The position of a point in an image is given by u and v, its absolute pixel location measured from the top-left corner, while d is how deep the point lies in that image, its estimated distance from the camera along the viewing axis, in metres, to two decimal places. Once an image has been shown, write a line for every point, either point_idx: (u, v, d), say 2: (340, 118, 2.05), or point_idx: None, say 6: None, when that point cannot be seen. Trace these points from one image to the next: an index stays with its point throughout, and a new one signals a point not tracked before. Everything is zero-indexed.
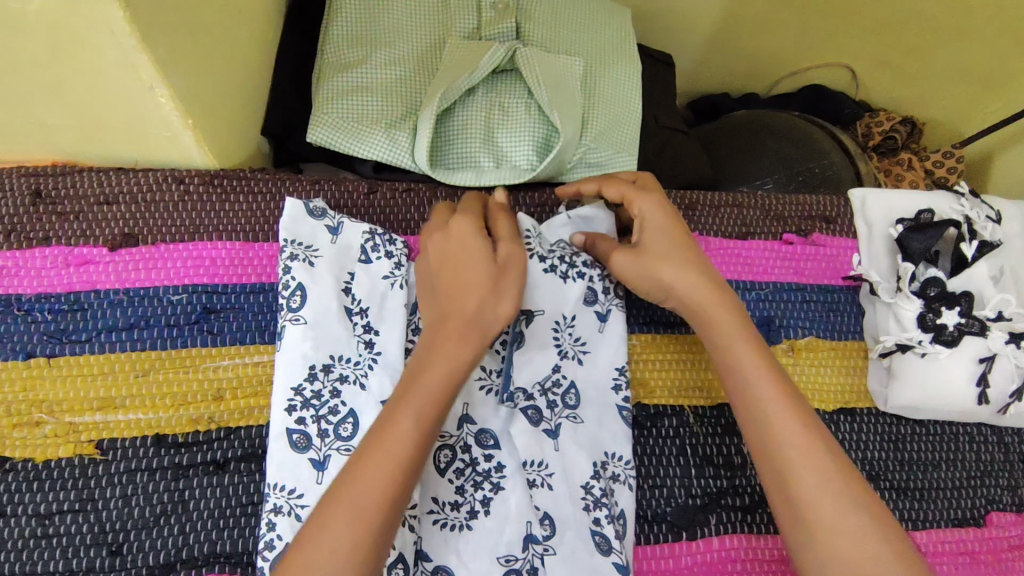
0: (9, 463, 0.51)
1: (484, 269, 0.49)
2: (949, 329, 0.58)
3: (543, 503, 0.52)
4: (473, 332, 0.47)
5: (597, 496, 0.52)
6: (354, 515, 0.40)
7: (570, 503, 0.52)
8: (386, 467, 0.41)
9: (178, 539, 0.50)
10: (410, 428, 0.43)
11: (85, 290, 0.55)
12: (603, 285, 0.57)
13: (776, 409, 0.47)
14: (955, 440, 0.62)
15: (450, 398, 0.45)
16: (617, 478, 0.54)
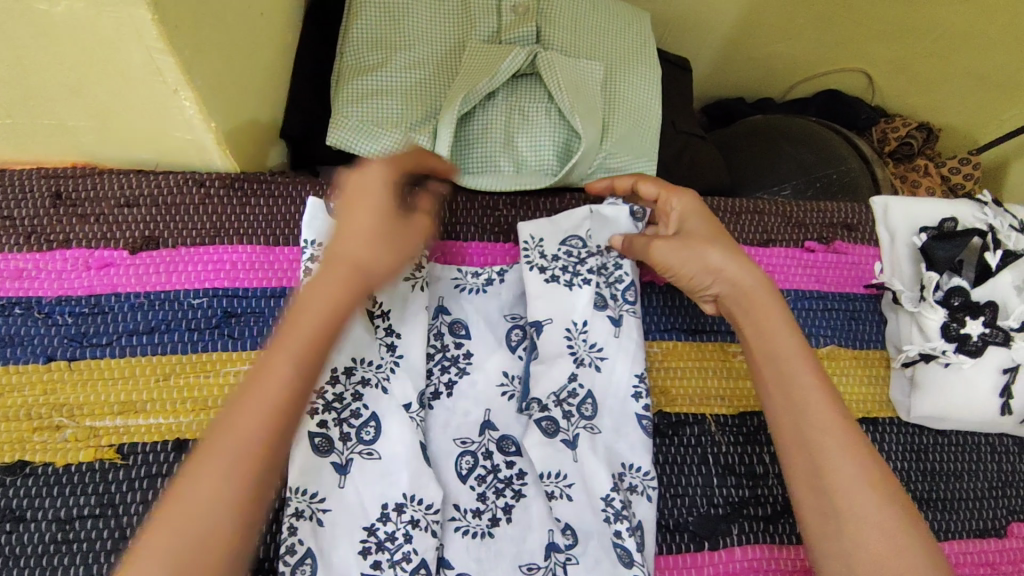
0: (29, 467, 0.50)
1: (382, 219, 0.48)
2: (973, 338, 0.58)
3: (564, 513, 0.51)
4: (352, 280, 0.45)
5: (618, 508, 0.50)
6: (236, 455, 0.38)
7: (590, 513, 0.51)
8: (262, 410, 0.40)
9: None
10: (284, 378, 0.41)
11: (105, 293, 0.55)
12: (610, 292, 0.57)
13: (815, 401, 0.47)
14: (977, 450, 0.62)
15: (330, 338, 0.44)
16: (635, 489, 0.52)
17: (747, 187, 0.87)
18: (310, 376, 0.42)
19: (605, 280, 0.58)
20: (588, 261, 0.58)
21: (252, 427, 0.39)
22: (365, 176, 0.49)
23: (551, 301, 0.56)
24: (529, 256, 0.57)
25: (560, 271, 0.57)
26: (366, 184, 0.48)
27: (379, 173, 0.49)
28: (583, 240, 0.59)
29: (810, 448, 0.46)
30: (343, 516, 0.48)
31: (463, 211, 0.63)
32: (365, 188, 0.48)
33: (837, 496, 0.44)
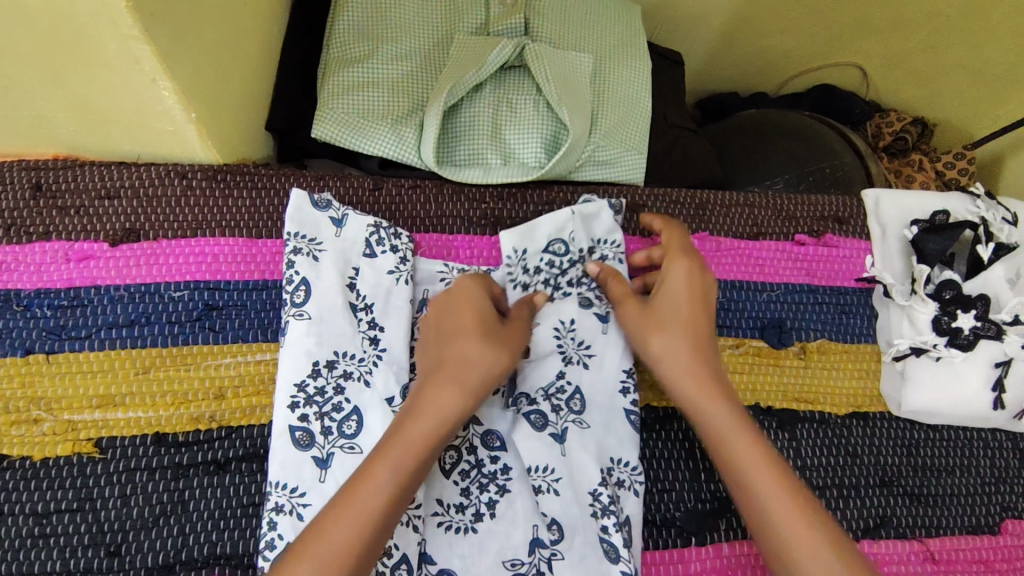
0: (7, 461, 0.49)
1: (480, 322, 0.50)
2: (965, 332, 0.57)
3: (550, 509, 0.50)
4: (463, 381, 0.47)
5: (605, 503, 0.50)
6: (332, 550, 0.40)
7: (577, 508, 0.50)
8: (358, 518, 0.41)
9: (178, 540, 0.48)
10: (387, 478, 0.43)
11: (85, 286, 0.54)
12: (595, 294, 0.57)
13: (775, 506, 0.45)
14: (969, 446, 0.60)
15: (431, 449, 0.45)
16: (623, 484, 0.52)
17: (739, 180, 0.86)
18: (411, 483, 0.43)
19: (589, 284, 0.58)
20: (569, 272, 0.58)
21: (353, 526, 0.41)
22: (467, 289, 0.52)
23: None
24: (513, 274, 0.57)
25: (541, 284, 0.57)
26: (464, 292, 0.51)
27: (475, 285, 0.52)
28: (566, 246, 0.58)
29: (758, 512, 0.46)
30: None
31: (449, 204, 0.62)
32: (462, 298, 0.51)
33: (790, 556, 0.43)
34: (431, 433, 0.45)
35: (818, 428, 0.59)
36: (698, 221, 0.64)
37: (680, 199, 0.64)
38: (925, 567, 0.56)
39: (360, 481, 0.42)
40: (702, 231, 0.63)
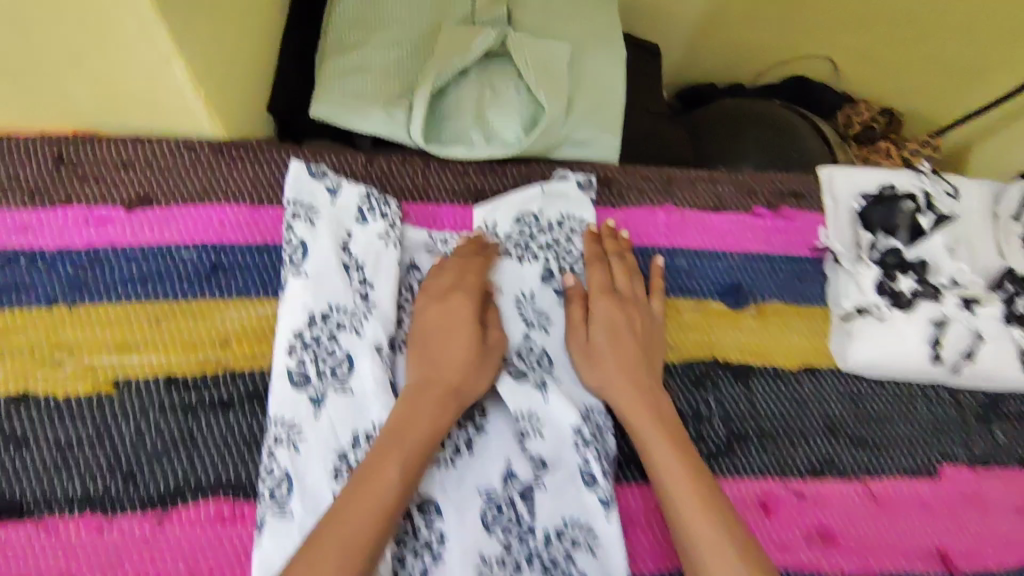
0: (32, 398, 0.54)
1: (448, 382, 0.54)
2: (906, 294, 0.63)
3: (537, 450, 0.55)
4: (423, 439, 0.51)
5: (588, 437, 0.55)
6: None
7: (562, 446, 0.56)
8: (337, 546, 0.44)
9: (188, 470, 0.53)
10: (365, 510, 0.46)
11: (104, 246, 0.60)
12: (559, 265, 0.63)
13: (681, 485, 0.52)
14: (912, 399, 0.65)
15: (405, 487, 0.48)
16: (603, 427, 0.57)
17: (710, 164, 0.92)
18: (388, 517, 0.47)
19: (556, 254, 0.63)
20: (540, 237, 0.63)
21: (341, 551, 0.44)
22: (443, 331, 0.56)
23: (503, 272, 0.61)
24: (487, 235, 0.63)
25: (513, 245, 0.63)
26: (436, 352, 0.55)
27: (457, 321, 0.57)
28: (536, 217, 0.64)
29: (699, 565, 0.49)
30: (318, 442, 0.54)
31: (436, 177, 0.67)
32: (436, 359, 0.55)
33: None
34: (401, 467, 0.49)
35: (771, 380, 0.64)
36: (664, 195, 0.69)
37: (649, 174, 0.71)
38: (865, 504, 0.61)
39: (322, 549, 0.44)
40: (669, 203, 0.69)
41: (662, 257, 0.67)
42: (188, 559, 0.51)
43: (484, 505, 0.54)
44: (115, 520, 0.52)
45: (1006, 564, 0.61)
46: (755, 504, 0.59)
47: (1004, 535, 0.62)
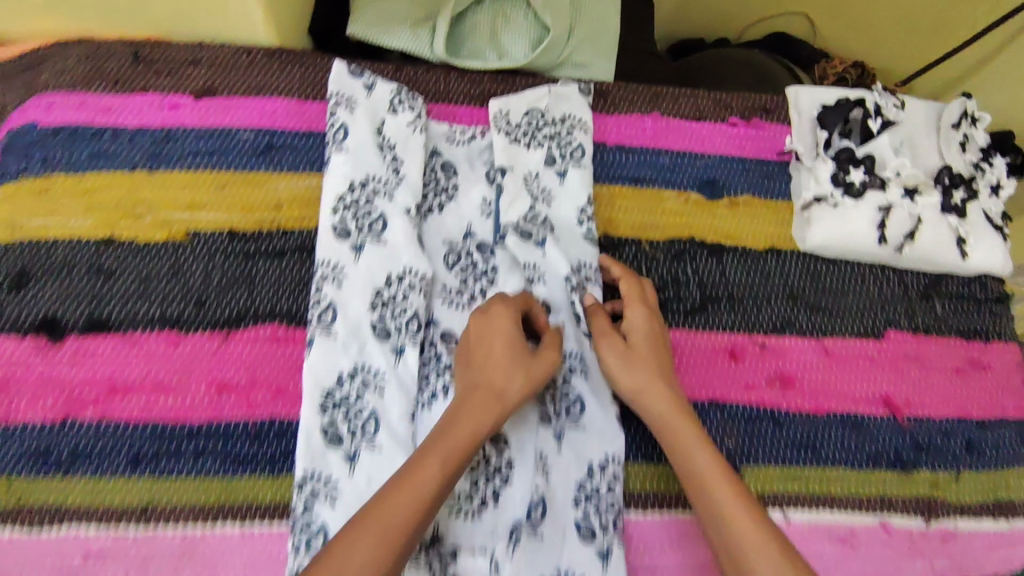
0: (118, 241, 0.65)
1: (511, 347, 0.59)
2: (856, 184, 0.74)
3: (541, 293, 0.67)
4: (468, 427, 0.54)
5: (577, 283, 0.67)
6: (384, 533, 0.47)
7: (560, 291, 0.68)
8: (379, 528, 0.48)
9: (248, 301, 0.64)
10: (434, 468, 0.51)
11: (175, 126, 0.70)
12: (560, 153, 0.74)
13: (712, 476, 0.56)
14: (862, 276, 0.76)
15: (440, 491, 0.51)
16: (593, 279, 0.69)
17: None
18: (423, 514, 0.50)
19: (557, 144, 0.74)
20: (544, 129, 0.74)
21: (384, 523, 0.48)
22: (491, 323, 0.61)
23: (513, 154, 0.72)
24: (500, 125, 0.73)
25: (521, 135, 0.73)
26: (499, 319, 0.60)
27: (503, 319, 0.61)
28: (542, 112, 0.75)
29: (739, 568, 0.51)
30: (357, 281, 0.65)
31: (455, 84, 0.78)
32: (496, 324, 0.60)
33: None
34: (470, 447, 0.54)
35: (740, 257, 0.74)
36: (650, 105, 0.80)
37: (637, 90, 0.81)
38: (817, 357, 0.71)
39: (370, 522, 0.48)
40: (655, 113, 0.80)
41: (648, 155, 0.77)
42: (248, 368, 0.62)
43: None
44: (187, 337, 0.62)
45: (942, 414, 0.71)
46: (724, 352, 0.70)
47: (941, 391, 0.72)
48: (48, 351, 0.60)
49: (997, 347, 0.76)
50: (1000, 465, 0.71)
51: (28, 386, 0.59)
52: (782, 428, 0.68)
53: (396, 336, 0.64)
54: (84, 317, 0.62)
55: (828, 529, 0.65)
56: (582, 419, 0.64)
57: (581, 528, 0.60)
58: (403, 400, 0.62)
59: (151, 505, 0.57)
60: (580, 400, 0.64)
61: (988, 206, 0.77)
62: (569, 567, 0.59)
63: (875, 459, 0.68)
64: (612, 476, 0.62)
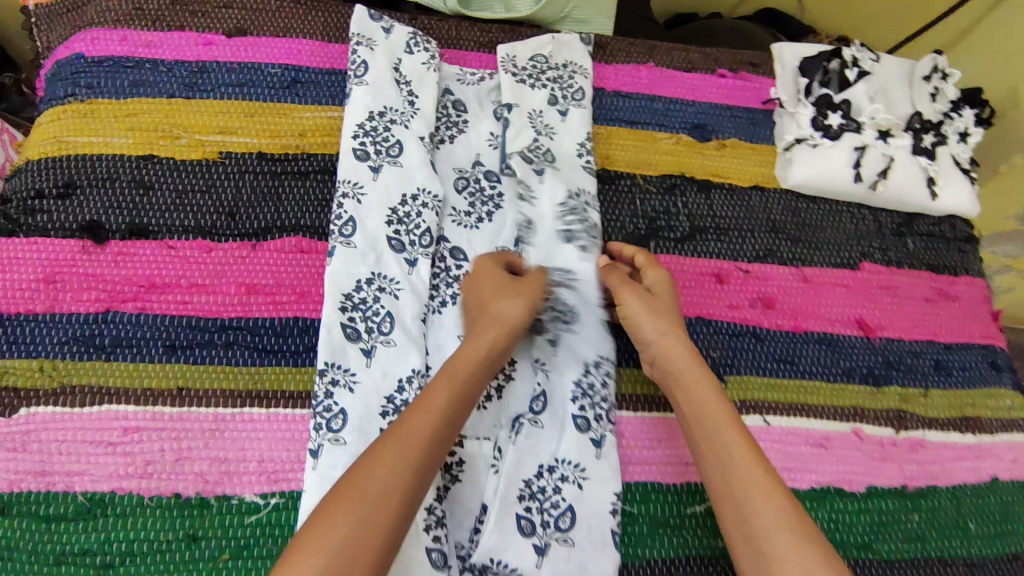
0: (157, 159, 0.71)
1: (498, 286, 0.66)
2: (834, 127, 0.80)
3: (527, 212, 0.73)
4: (450, 379, 0.57)
5: (568, 207, 0.73)
6: (387, 485, 0.49)
7: (549, 213, 0.73)
8: (382, 479, 0.49)
9: (275, 215, 0.70)
10: (444, 386, 0.56)
11: (209, 60, 0.76)
12: (562, 94, 0.80)
13: (727, 432, 0.58)
14: (840, 214, 0.82)
15: (436, 443, 0.53)
16: (586, 203, 0.74)
17: None
18: (424, 466, 0.52)
19: (560, 87, 0.80)
20: (548, 73, 0.80)
21: (387, 478, 0.49)
22: (483, 274, 0.67)
23: (518, 93, 0.78)
24: (507, 67, 0.79)
25: (527, 76, 0.79)
26: (483, 267, 0.68)
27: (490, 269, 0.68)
28: (546, 58, 0.81)
29: (737, 501, 0.54)
30: (375, 198, 0.70)
31: (466, 32, 0.84)
32: (481, 272, 0.68)
33: (765, 543, 0.51)
34: (471, 365, 0.59)
35: (728, 194, 0.80)
36: (646, 57, 0.86)
37: (634, 43, 0.87)
38: (798, 283, 0.77)
39: (374, 476, 0.49)
40: (650, 63, 0.86)
41: (643, 100, 0.84)
42: (274, 273, 0.68)
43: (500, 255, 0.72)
44: (219, 245, 0.68)
45: (913, 337, 0.77)
46: (712, 276, 0.76)
47: (912, 317, 0.78)
48: (92, 252, 0.66)
49: (964, 281, 0.82)
50: (966, 385, 0.77)
51: (73, 281, 0.65)
52: (763, 343, 0.74)
53: (409, 249, 0.70)
54: (125, 224, 0.68)
55: (807, 433, 0.70)
56: (574, 324, 0.69)
57: (578, 420, 0.65)
58: (417, 304, 0.68)
59: (185, 387, 0.63)
60: (570, 309, 0.70)
61: (956, 151, 0.83)
62: (567, 454, 0.64)
63: (849, 373, 0.74)
64: (605, 373, 0.67)
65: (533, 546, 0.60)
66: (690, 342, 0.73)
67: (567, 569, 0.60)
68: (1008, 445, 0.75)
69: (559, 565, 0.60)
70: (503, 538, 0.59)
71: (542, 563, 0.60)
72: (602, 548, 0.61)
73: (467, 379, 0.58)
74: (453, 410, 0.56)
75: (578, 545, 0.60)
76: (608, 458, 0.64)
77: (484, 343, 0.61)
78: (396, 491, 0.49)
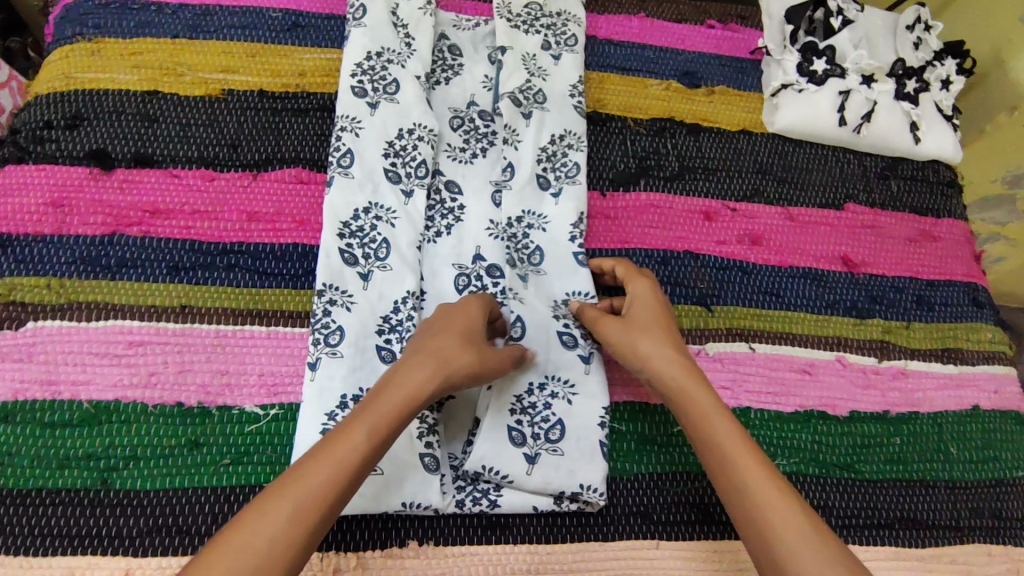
0: (162, 95, 0.73)
1: (467, 329, 0.57)
2: (818, 72, 0.82)
3: (510, 156, 0.74)
4: (381, 425, 0.49)
5: (549, 154, 0.75)
6: (265, 550, 0.41)
7: (532, 153, 0.74)
8: (258, 538, 0.41)
9: (275, 148, 0.73)
10: (360, 437, 0.47)
11: (213, 4, 0.78)
12: (555, 40, 0.81)
13: (737, 452, 0.53)
14: (826, 158, 0.84)
15: (335, 503, 0.45)
16: (571, 146, 0.76)
17: None
18: (312, 529, 0.43)
19: (554, 32, 0.81)
20: (542, 19, 0.81)
21: (266, 538, 0.41)
22: (462, 309, 0.59)
23: (513, 37, 0.79)
24: (502, 14, 0.80)
25: (521, 22, 0.80)
26: (465, 306, 0.60)
27: (472, 308, 0.60)
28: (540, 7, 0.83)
29: (765, 542, 0.48)
30: (373, 132, 0.72)
31: None
32: (459, 310, 0.59)
33: None
34: (404, 408, 0.50)
35: (716, 137, 0.83)
36: (637, 9, 0.88)
37: None
38: (784, 221, 0.79)
39: (254, 535, 0.41)
40: (641, 14, 0.88)
41: (635, 49, 0.86)
42: (274, 202, 0.70)
43: (492, 188, 0.74)
44: (221, 175, 0.71)
45: (896, 273, 0.79)
46: (701, 213, 0.78)
47: (896, 255, 0.80)
48: (99, 178, 0.69)
49: (947, 223, 0.84)
50: (949, 320, 0.79)
51: (81, 205, 0.67)
52: (750, 276, 0.76)
53: (406, 180, 0.71)
54: (131, 153, 0.70)
55: (791, 360, 0.73)
56: (543, 266, 0.70)
57: (565, 337, 0.67)
58: (412, 231, 0.69)
59: (188, 305, 0.65)
60: (539, 250, 0.71)
61: (940, 98, 0.85)
62: (557, 370, 0.65)
63: (833, 306, 0.76)
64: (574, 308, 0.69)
65: (524, 455, 0.62)
66: (678, 274, 0.75)
67: (556, 476, 0.62)
68: (988, 376, 0.77)
69: (549, 473, 0.62)
70: (495, 446, 0.61)
71: (532, 470, 0.62)
72: (591, 457, 0.63)
73: (396, 429, 0.50)
74: (368, 467, 0.48)
75: (567, 454, 0.63)
76: (596, 374, 0.66)
77: (429, 383, 0.52)
78: (269, 568, 0.40)
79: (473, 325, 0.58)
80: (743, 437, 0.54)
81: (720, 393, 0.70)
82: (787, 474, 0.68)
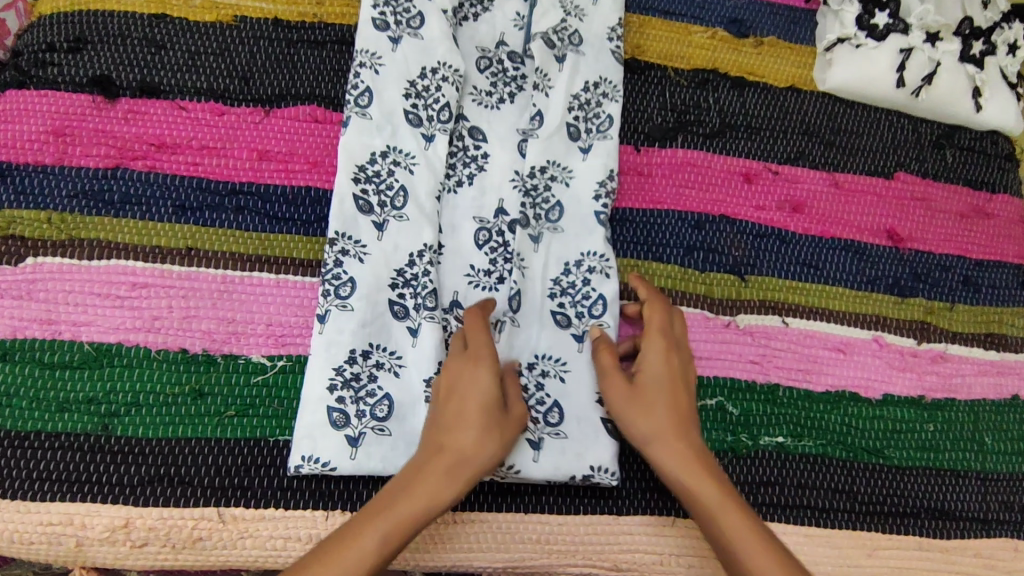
0: (168, 19, 0.68)
1: (485, 410, 0.53)
2: (879, 27, 0.75)
3: (539, 103, 0.69)
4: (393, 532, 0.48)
5: (583, 101, 0.69)
6: None
7: (565, 99, 0.69)
8: None
9: (289, 83, 0.68)
10: (372, 542, 0.47)
11: None
12: None
13: (744, 545, 0.50)
14: (878, 123, 0.78)
15: None
16: (606, 96, 0.70)
17: None
18: None
19: None
20: None
21: None
22: (476, 377, 0.53)
23: None
24: None
25: None
26: (472, 363, 0.54)
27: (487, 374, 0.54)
28: None
29: None
30: (393, 70, 0.67)
31: None
32: (468, 375, 0.54)
33: None
34: (417, 516, 0.49)
35: (762, 92, 0.77)
36: None
37: None
38: (828, 188, 0.74)
39: None
40: None
41: None
42: (287, 141, 0.66)
43: (519, 138, 0.68)
44: (231, 108, 0.66)
45: (943, 251, 0.74)
46: (740, 176, 0.73)
47: (945, 231, 0.75)
48: (102, 107, 0.64)
49: (1002, 199, 0.78)
50: (995, 303, 0.74)
51: (83, 134, 0.63)
52: (789, 246, 0.71)
53: (427, 125, 0.66)
54: (137, 81, 0.66)
55: (825, 337, 0.69)
56: (560, 223, 0.66)
57: (557, 315, 0.63)
58: (432, 181, 0.65)
59: (193, 248, 0.62)
60: (559, 206, 0.66)
61: (1005, 64, 0.78)
62: (549, 350, 0.62)
63: (874, 283, 0.72)
64: (587, 270, 0.65)
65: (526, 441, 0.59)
66: (712, 240, 0.70)
67: (565, 460, 0.59)
68: None
69: (558, 458, 0.59)
70: None
71: (539, 457, 0.58)
72: (596, 437, 0.60)
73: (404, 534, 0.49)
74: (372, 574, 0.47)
75: (572, 437, 0.60)
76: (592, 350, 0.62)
77: (446, 494, 0.50)
78: None
79: (495, 399, 0.53)
80: (753, 527, 0.51)
81: (749, 367, 0.67)
82: (812, 456, 0.65)
